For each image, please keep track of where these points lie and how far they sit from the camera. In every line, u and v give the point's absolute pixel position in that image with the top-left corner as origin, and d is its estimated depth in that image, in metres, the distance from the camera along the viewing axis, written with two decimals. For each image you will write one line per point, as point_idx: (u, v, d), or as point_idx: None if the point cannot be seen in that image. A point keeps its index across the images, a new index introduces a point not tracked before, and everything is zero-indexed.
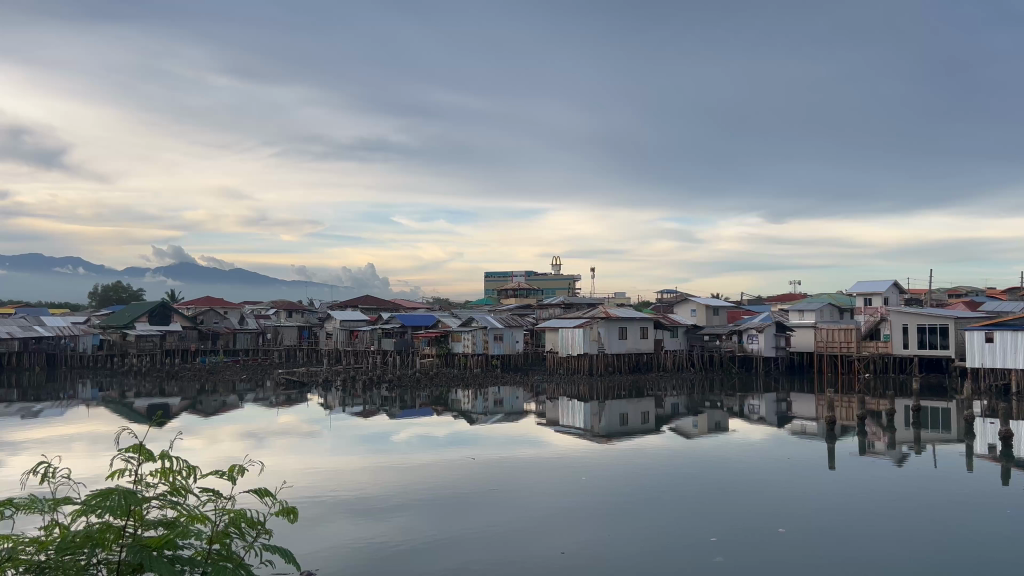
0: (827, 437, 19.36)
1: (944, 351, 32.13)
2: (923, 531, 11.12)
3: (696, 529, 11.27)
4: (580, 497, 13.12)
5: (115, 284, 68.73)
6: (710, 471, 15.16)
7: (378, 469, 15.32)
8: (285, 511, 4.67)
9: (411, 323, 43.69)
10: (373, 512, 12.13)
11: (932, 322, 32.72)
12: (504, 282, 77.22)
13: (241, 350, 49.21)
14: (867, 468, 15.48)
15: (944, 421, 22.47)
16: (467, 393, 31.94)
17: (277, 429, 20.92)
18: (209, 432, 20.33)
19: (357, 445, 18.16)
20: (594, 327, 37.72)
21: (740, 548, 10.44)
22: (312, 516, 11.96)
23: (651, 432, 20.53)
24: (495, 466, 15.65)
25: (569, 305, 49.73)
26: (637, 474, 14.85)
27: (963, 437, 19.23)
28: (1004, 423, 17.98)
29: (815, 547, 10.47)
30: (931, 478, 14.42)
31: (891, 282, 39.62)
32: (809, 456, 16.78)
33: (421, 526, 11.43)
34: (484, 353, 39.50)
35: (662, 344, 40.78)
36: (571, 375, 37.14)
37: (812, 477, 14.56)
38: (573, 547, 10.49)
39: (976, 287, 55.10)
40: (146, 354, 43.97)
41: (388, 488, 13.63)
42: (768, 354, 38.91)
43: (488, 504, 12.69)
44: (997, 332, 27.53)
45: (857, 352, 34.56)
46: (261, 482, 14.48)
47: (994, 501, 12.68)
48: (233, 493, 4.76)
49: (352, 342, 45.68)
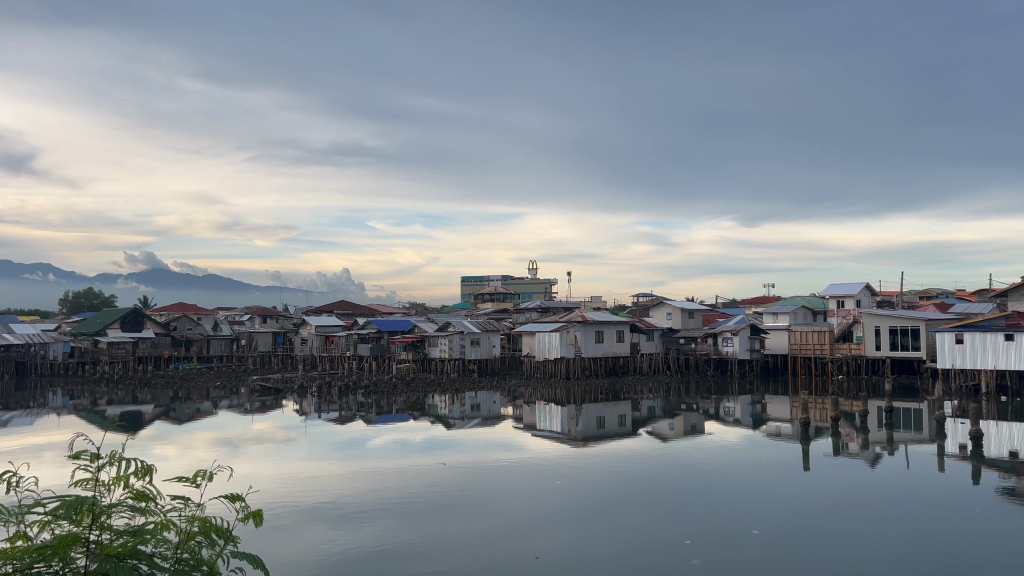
0: (802, 438, 19.60)
1: (915, 352, 32.50)
2: (895, 530, 11.22)
3: (669, 532, 11.29)
4: (557, 501, 13.05)
5: (85, 291, 67.78)
6: (686, 474, 15.20)
7: (350, 475, 15.15)
8: (251, 514, 4.63)
9: (387, 328, 43.19)
10: (347, 519, 12.00)
11: (904, 323, 33.11)
12: (480, 287, 77.23)
13: (214, 357, 48.70)
14: (840, 468, 15.67)
15: (917, 422, 22.78)
16: (444, 397, 31.90)
17: (251, 436, 20.67)
18: (182, 439, 20.07)
19: (333, 451, 18.06)
20: (571, 330, 37.74)
21: (715, 550, 10.47)
22: (286, 523, 11.85)
23: (628, 435, 20.49)
24: (471, 471, 15.63)
25: (545, 310, 49.78)
26: (611, 477, 14.84)
27: (935, 437, 19.45)
28: (975, 423, 18.21)
29: (787, 547, 10.55)
30: (906, 479, 14.56)
31: (863, 284, 40.09)
32: (784, 458, 16.84)
33: (397, 531, 11.38)
34: (460, 358, 39.46)
35: (638, 348, 40.97)
36: (547, 379, 37.13)
37: (789, 478, 14.73)
38: (547, 553, 10.42)
39: (947, 291, 55.84)
40: (118, 361, 43.26)
41: (363, 494, 13.53)
42: (743, 356, 39.04)
43: (464, 510, 12.59)
44: (966, 333, 27.91)
45: (831, 354, 34.87)
46: (232, 490, 14.31)
47: (962, 501, 12.82)
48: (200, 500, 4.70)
49: (328, 348, 45.34)
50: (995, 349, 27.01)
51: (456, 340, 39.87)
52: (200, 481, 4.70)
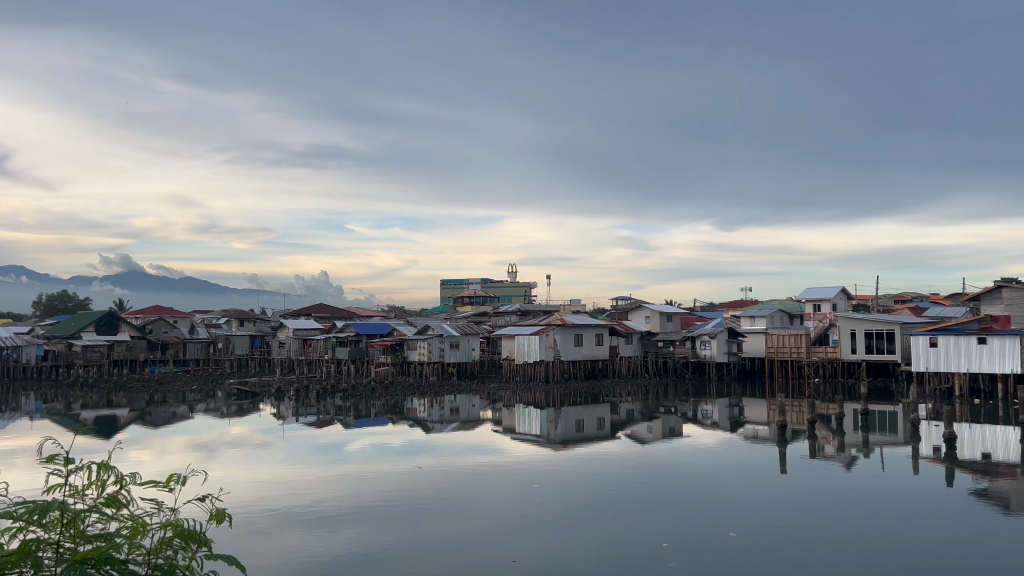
0: (779, 441, 19.69)
1: (890, 356, 32.86)
2: (866, 530, 11.40)
3: (648, 536, 11.28)
4: (537, 506, 13.02)
5: (59, 293, 67.04)
6: (664, 476, 15.25)
7: (329, 479, 15.06)
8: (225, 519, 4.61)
9: (365, 331, 43.01)
10: (324, 523, 11.97)
11: (879, 327, 33.46)
12: (460, 290, 77.30)
13: (191, 360, 48.26)
14: (816, 471, 15.73)
15: (892, 424, 23.00)
16: (422, 401, 31.75)
17: (228, 439, 20.51)
18: (158, 443, 19.87)
19: (311, 455, 17.93)
20: (550, 333, 37.73)
21: (692, 554, 10.48)
22: (263, 527, 11.77)
23: (606, 438, 20.59)
24: (449, 474, 15.60)
25: (525, 313, 49.82)
26: (590, 481, 14.83)
27: (909, 439, 19.61)
28: (949, 425, 18.35)
29: (763, 550, 10.60)
30: (882, 481, 14.65)
31: (839, 288, 40.55)
32: (759, 461, 16.84)
33: (375, 535, 11.32)
34: (440, 361, 39.36)
35: (617, 351, 41.11)
36: (527, 382, 37.07)
37: (765, 482, 14.75)
38: (525, 556, 10.40)
39: (919, 293, 56.53)
40: (93, 364, 42.74)
41: (341, 499, 13.43)
42: (720, 359, 39.26)
43: (442, 514, 12.54)
44: (940, 336, 28.24)
45: (807, 357, 35.08)
46: (206, 494, 14.20)
47: (938, 503, 12.94)
48: (173, 505, 4.66)
49: (306, 351, 45.08)
50: (968, 352, 27.35)
51: (436, 343, 39.71)
52: (174, 486, 4.67)
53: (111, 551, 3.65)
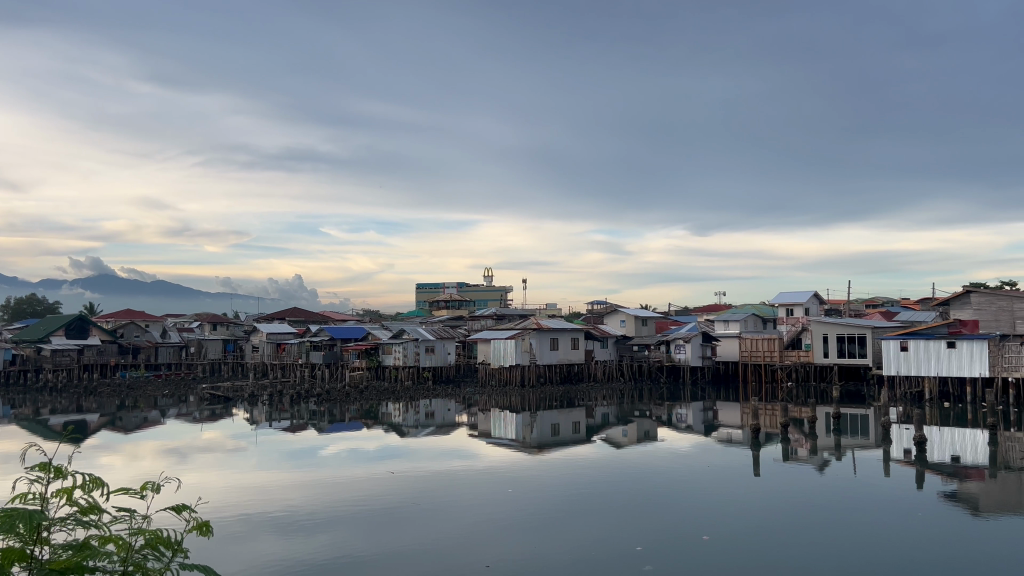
0: (753, 444, 19.85)
1: (862, 360, 33.20)
2: (833, 531, 11.58)
3: (621, 539, 11.32)
4: (513, 510, 13.01)
5: (28, 297, 66.00)
6: (638, 480, 15.34)
7: (304, 485, 14.95)
8: (200, 526, 4.58)
9: (340, 335, 43.12)
10: (298, 528, 11.91)
11: (851, 331, 33.80)
12: (436, 294, 77.27)
13: (163, 365, 47.72)
14: (788, 474, 15.87)
15: (864, 428, 23.21)
16: (397, 405, 31.66)
17: (200, 445, 20.32)
18: (129, 449, 19.66)
19: (284, 461, 17.77)
20: (526, 337, 37.72)
21: (665, 556, 10.58)
22: (236, 534, 11.64)
23: (581, 442, 20.71)
24: (424, 479, 15.54)
25: (500, 317, 49.87)
26: (567, 486, 14.83)
27: (881, 443, 19.80)
28: (919, 429, 18.57)
29: (736, 553, 10.66)
30: (853, 484, 14.80)
31: (811, 292, 40.93)
32: (733, 465, 16.91)
33: (349, 541, 11.24)
34: (415, 366, 39.26)
35: (593, 355, 41.22)
36: (502, 386, 36.99)
37: (736, 485, 14.86)
38: (498, 560, 10.41)
39: (890, 298, 57.24)
40: (62, 369, 42.06)
41: (316, 504, 13.38)
42: (695, 363, 39.53)
43: (417, 519, 12.50)
44: (911, 340, 28.55)
45: (780, 361, 35.39)
46: (179, 503, 14.03)
47: (907, 505, 13.11)
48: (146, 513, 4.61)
49: (280, 356, 44.76)
50: (938, 356, 27.70)
51: (411, 347, 39.87)
52: (147, 493, 4.61)
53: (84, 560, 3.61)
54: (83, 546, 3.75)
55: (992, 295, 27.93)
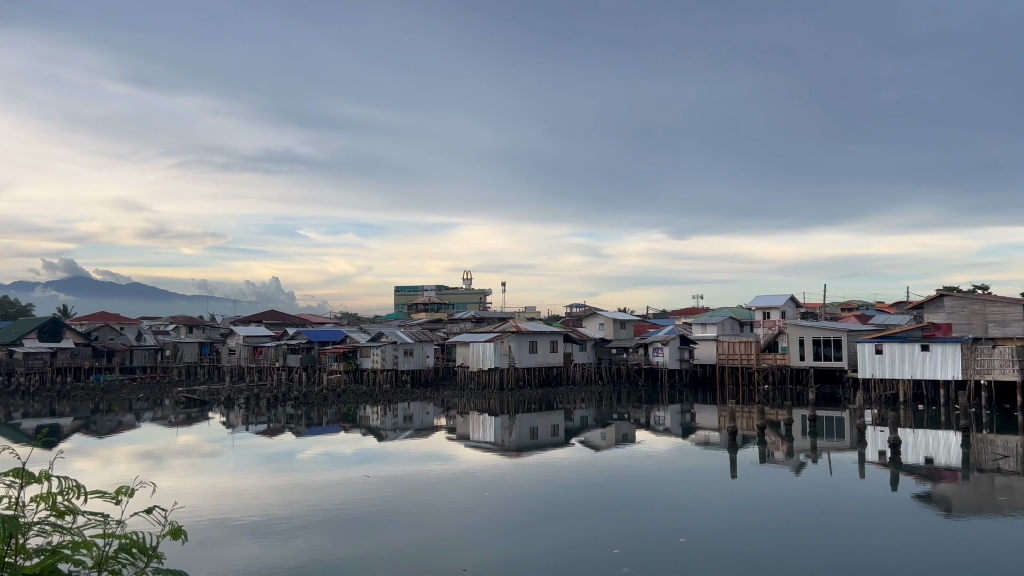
0: (730, 446, 20.02)
1: (837, 363, 33.44)
2: (799, 534, 11.67)
3: (599, 543, 11.30)
4: (491, 513, 13.04)
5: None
6: (617, 482, 15.40)
7: (281, 489, 14.84)
8: (174, 531, 4.56)
9: (317, 337, 42.30)
10: (275, 532, 11.81)
11: (827, 334, 34.06)
12: (415, 297, 77.19)
13: (137, 368, 47.36)
14: (765, 476, 16.01)
15: (839, 430, 23.43)
16: (376, 409, 31.52)
17: (176, 449, 20.10)
18: (102, 453, 19.41)
19: (261, 464, 17.67)
20: (505, 340, 37.70)
21: (642, 558, 10.59)
22: (212, 537, 11.56)
23: (560, 444, 20.75)
24: (400, 482, 15.48)
25: (479, 320, 49.85)
26: (544, 488, 14.84)
27: (856, 445, 19.97)
28: (893, 431, 18.74)
29: (709, 554, 10.74)
30: (827, 485, 14.97)
31: (788, 296, 41.19)
32: (711, 467, 17.04)
33: (324, 545, 11.20)
34: (393, 369, 39.17)
35: (571, 358, 41.29)
36: (481, 389, 36.95)
37: (712, 486, 14.99)
38: (476, 563, 10.38)
39: (866, 302, 57.81)
40: (34, 373, 41.40)
41: (295, 507, 13.30)
42: (673, 366, 39.72)
43: (396, 522, 12.47)
44: (885, 343, 28.82)
45: (757, 364, 35.65)
46: (153, 507, 13.92)
47: (881, 505, 13.29)
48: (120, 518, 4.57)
49: (256, 359, 44.44)
50: (912, 359, 28.00)
51: (390, 350, 39.68)
52: (121, 497, 4.57)
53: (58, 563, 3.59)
54: (57, 550, 3.71)
55: (966, 299, 28.05)
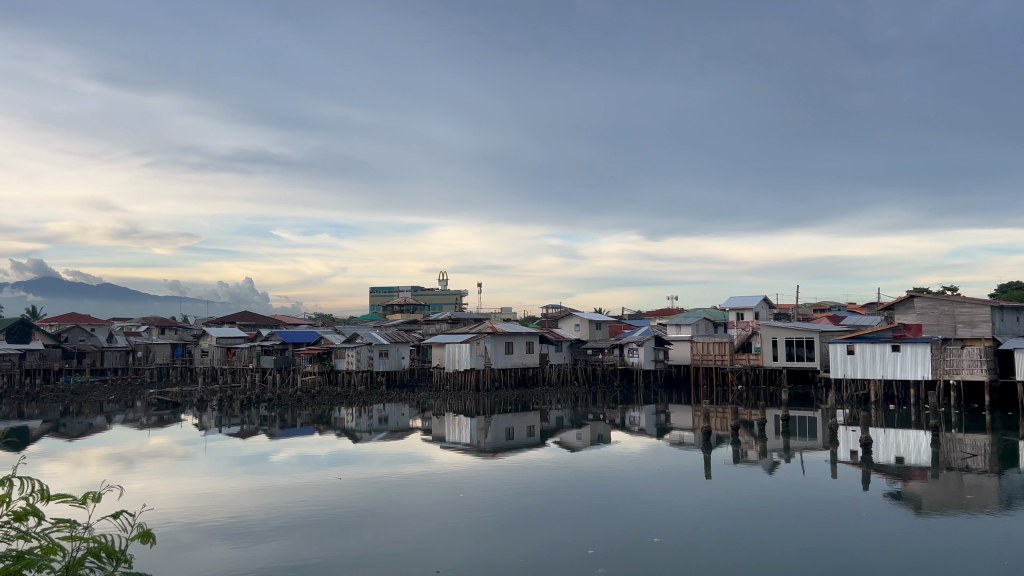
0: (704, 446, 20.15)
1: (810, 363, 33.72)
2: (775, 533, 11.69)
3: (574, 543, 11.32)
4: (467, 514, 13.01)
5: None
6: (592, 482, 15.50)
7: (255, 491, 14.73)
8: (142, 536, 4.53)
9: (291, 338, 41.93)
10: (249, 535, 11.70)
11: (799, 335, 34.34)
12: (391, 298, 77.01)
13: (109, 369, 46.78)
14: (739, 475, 16.17)
15: (812, 430, 23.62)
16: (350, 410, 31.31)
17: (148, 452, 19.84)
18: (73, 456, 19.15)
19: (233, 467, 17.42)
20: (481, 342, 37.62)
21: (618, 558, 10.65)
22: (182, 541, 11.39)
23: (537, 445, 20.75)
24: (376, 484, 15.40)
25: (455, 321, 49.74)
26: (517, 490, 14.79)
27: (828, 445, 20.11)
28: (864, 431, 18.91)
29: (684, 555, 10.75)
30: (801, 484, 15.17)
31: (761, 297, 41.51)
32: (686, 467, 17.17)
33: (296, 549, 11.04)
34: (368, 370, 39.02)
35: (547, 359, 41.31)
36: (456, 390, 36.88)
37: (687, 486, 15.08)
38: (450, 565, 10.38)
39: (838, 304, 58.32)
40: (3, 375, 40.71)
41: (271, 510, 13.19)
42: (648, 366, 39.90)
43: (370, 523, 12.42)
44: (857, 344, 29.10)
45: (730, 364, 35.89)
46: (122, 511, 13.70)
47: (853, 504, 13.47)
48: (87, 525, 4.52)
49: (229, 360, 44.02)
50: (883, 358, 28.29)
51: (365, 351, 39.41)
52: (87, 503, 4.51)
53: (30, 564, 3.56)
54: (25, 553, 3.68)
55: (935, 300, 28.45)
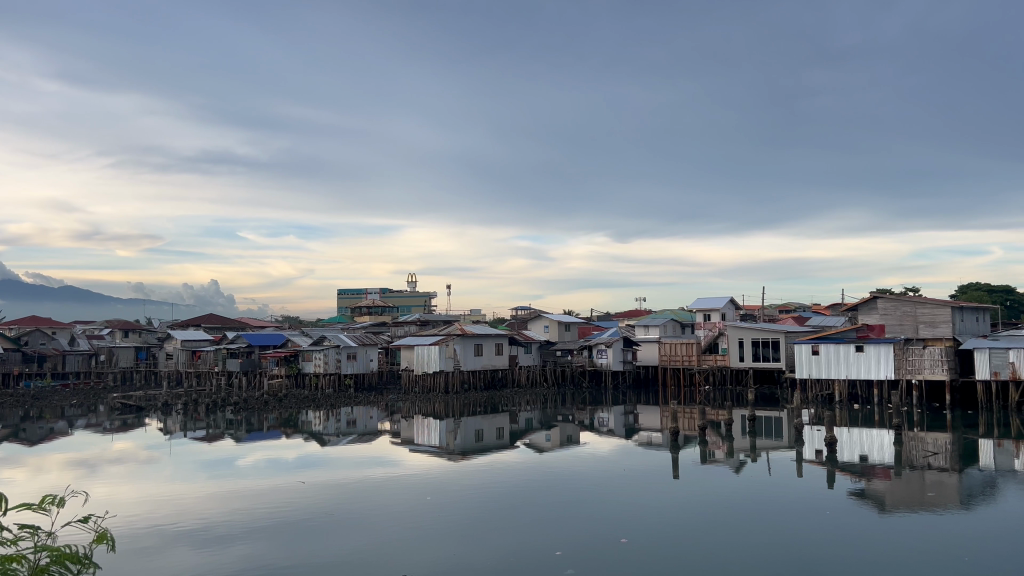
0: (673, 446, 20.34)
1: (776, 364, 34.10)
2: (741, 533, 11.79)
3: (542, 545, 11.34)
4: (433, 516, 12.97)
5: None
6: (560, 483, 15.58)
7: (222, 495, 14.62)
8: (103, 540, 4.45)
9: (258, 341, 41.48)
10: (215, 539, 11.59)
11: (765, 336, 34.70)
12: (359, 300, 76.78)
13: (71, 373, 45.84)
14: (707, 474, 16.35)
15: (778, 430, 23.84)
16: (318, 414, 31.07)
17: (112, 456, 19.60)
18: (33, 461, 18.79)
19: (200, 471, 17.24)
20: (450, 343, 37.53)
21: (587, 559, 10.68)
22: (147, 547, 11.20)
23: (507, 447, 20.78)
24: (343, 487, 15.32)
25: (424, 322, 49.62)
26: (486, 491, 14.82)
27: (794, 444, 20.29)
28: (829, 430, 19.14)
29: (652, 555, 10.80)
30: (767, 483, 15.36)
31: (728, 298, 41.92)
32: (654, 467, 17.33)
33: (262, 553, 10.91)
34: (336, 373, 38.76)
35: (516, 360, 41.35)
36: (425, 392, 36.70)
37: (655, 485, 15.19)
38: (422, 565, 10.44)
39: (802, 304, 59.03)
40: None
41: (236, 514, 13.06)
42: (616, 367, 40.05)
43: (338, 527, 12.35)
44: (822, 344, 29.46)
45: (698, 365, 36.18)
46: (85, 515, 13.49)
47: (818, 502, 13.66)
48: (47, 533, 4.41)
49: (195, 363, 43.29)
50: (847, 358, 28.67)
51: (332, 354, 39.09)
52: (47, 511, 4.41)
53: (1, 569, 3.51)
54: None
55: (898, 300, 28.89)
